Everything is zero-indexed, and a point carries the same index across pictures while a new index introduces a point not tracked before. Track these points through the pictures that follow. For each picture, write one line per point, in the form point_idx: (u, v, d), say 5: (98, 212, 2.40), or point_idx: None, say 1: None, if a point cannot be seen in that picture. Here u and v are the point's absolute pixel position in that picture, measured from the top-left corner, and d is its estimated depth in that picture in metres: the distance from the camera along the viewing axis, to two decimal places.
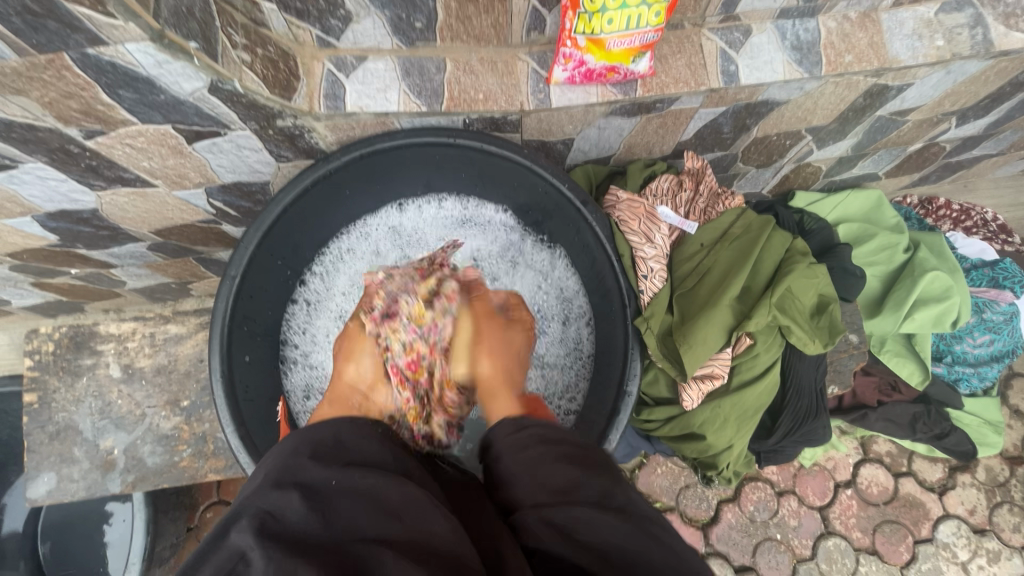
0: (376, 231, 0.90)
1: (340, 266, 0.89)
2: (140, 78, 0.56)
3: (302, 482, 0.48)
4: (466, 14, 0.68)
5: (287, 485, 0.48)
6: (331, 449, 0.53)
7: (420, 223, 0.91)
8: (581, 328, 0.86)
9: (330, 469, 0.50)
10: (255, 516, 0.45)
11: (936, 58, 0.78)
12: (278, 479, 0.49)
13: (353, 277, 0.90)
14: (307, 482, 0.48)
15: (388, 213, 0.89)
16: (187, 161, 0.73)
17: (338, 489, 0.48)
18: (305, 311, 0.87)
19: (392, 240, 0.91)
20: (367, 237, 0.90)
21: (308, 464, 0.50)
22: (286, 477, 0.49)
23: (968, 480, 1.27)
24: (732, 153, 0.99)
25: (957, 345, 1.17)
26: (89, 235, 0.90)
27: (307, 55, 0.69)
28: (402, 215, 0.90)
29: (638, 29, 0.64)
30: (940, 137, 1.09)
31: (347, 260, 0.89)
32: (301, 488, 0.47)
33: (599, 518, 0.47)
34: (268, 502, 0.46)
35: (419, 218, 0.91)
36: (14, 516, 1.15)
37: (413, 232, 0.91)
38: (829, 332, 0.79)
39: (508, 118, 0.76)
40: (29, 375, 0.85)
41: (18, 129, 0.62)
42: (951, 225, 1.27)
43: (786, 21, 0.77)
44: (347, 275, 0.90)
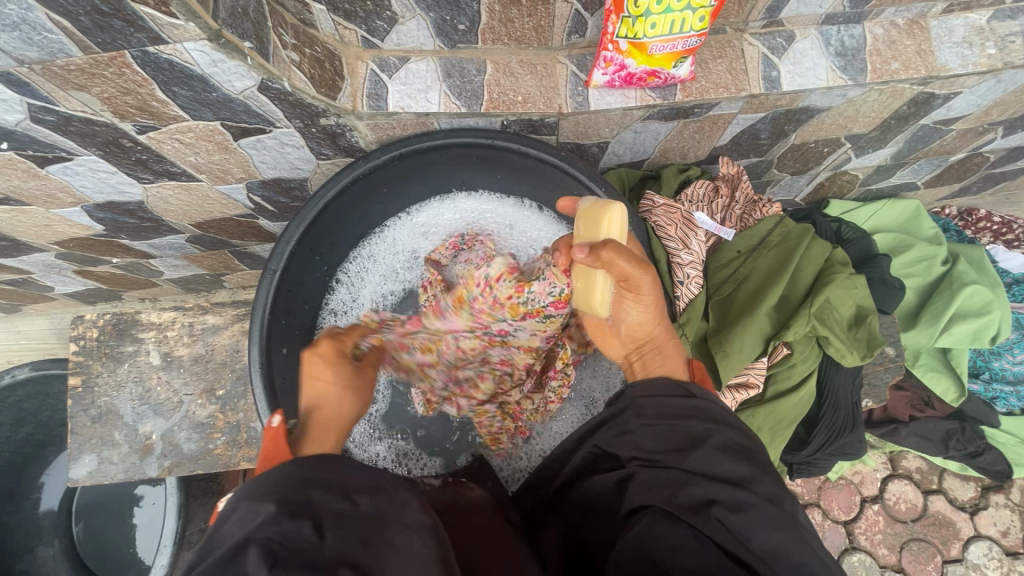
0: (405, 238, 0.91)
1: (372, 271, 0.90)
2: (195, 76, 0.58)
3: (316, 512, 0.39)
4: (510, 16, 0.67)
5: (301, 513, 0.38)
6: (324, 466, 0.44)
7: (443, 220, 0.90)
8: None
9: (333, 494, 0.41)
10: (262, 547, 0.35)
11: (987, 66, 0.76)
12: (290, 503, 0.39)
13: (382, 286, 0.91)
14: (319, 512, 0.39)
15: (421, 216, 0.89)
16: (232, 157, 0.75)
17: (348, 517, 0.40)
18: (336, 316, 0.87)
19: (416, 240, 0.91)
20: (391, 242, 0.90)
21: (314, 488, 0.41)
22: (297, 500, 0.39)
23: (1001, 500, 1.23)
24: (768, 159, 0.98)
25: (995, 362, 1.15)
26: (133, 227, 0.93)
27: (352, 55, 0.70)
28: (433, 215, 0.89)
29: (682, 33, 0.64)
30: (984, 148, 1.07)
31: (372, 268, 0.90)
32: (313, 517, 0.38)
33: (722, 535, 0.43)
34: (281, 525, 0.36)
35: (450, 221, 0.90)
36: (52, 493, 1.20)
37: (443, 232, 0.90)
38: (868, 344, 0.77)
39: (546, 120, 0.76)
40: (74, 359, 0.89)
41: (76, 124, 0.64)
42: (991, 238, 1.23)
43: (831, 27, 0.75)
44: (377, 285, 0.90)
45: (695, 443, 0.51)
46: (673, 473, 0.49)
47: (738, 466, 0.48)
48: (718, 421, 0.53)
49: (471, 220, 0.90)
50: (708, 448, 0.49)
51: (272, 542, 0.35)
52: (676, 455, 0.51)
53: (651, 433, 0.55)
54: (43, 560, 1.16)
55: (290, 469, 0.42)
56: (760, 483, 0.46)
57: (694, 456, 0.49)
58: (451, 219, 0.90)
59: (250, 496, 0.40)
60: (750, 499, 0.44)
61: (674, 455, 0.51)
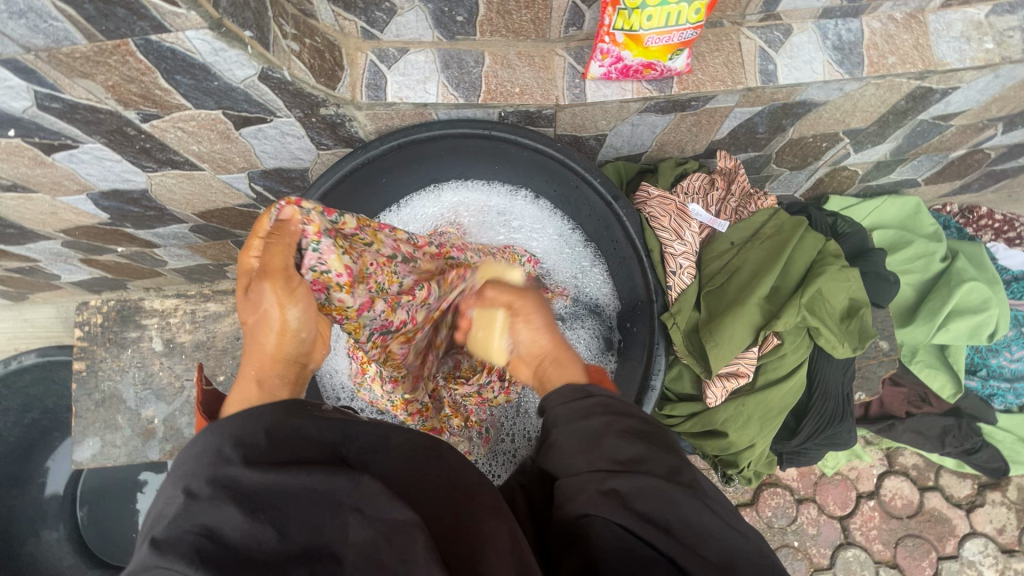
0: None
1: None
2: (197, 65, 0.59)
3: (239, 491, 0.39)
4: (508, 8, 0.68)
5: (222, 494, 0.39)
6: (265, 446, 0.42)
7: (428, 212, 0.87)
8: (610, 350, 0.84)
9: (265, 474, 0.40)
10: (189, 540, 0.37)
11: (984, 61, 0.76)
12: (212, 485, 0.39)
13: None
14: (243, 491, 0.39)
15: (405, 214, 0.87)
16: (233, 146, 0.77)
17: (280, 491, 0.39)
18: None
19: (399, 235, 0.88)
20: None
21: (239, 466, 0.40)
22: (221, 484, 0.40)
23: (998, 498, 1.23)
24: (766, 154, 0.98)
25: (993, 359, 1.15)
26: (137, 215, 0.94)
27: (351, 46, 0.71)
28: (415, 213, 0.87)
29: (678, 26, 0.64)
30: (984, 144, 1.06)
31: None
32: (238, 499, 0.39)
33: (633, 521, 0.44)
34: (205, 517, 0.38)
35: (430, 217, 0.87)
36: (57, 478, 1.22)
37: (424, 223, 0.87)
38: (859, 336, 0.78)
39: (543, 112, 0.77)
40: (79, 344, 0.91)
41: (82, 111, 0.66)
42: (992, 235, 1.23)
43: (828, 21, 0.76)
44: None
45: (600, 442, 0.50)
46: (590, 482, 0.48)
47: (636, 448, 0.49)
48: (611, 414, 0.53)
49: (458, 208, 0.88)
50: (608, 434, 0.50)
51: (201, 536, 0.37)
52: (582, 457, 0.50)
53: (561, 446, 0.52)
54: (48, 543, 1.19)
55: (211, 446, 0.42)
56: (657, 461, 0.48)
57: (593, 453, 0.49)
58: (432, 214, 0.87)
59: (180, 478, 0.41)
60: (650, 484, 0.46)
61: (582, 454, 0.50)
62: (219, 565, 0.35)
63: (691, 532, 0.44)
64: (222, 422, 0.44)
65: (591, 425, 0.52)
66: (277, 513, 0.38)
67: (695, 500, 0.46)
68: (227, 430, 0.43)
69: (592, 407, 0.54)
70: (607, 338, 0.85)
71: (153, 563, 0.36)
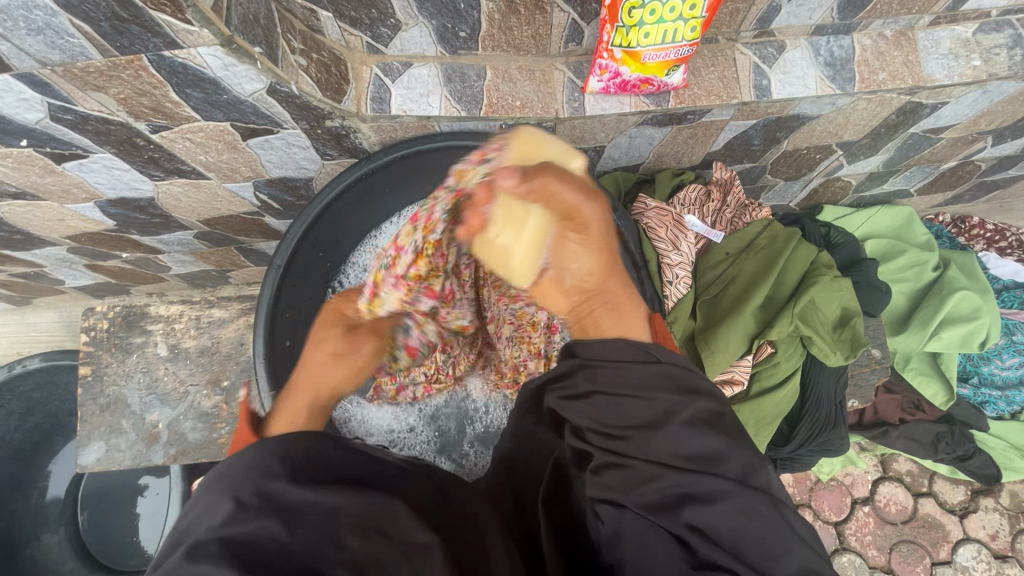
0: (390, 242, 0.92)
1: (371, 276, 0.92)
2: (207, 79, 0.61)
3: (281, 504, 0.44)
4: (509, 24, 0.70)
5: (266, 507, 0.44)
6: (308, 467, 0.48)
7: None
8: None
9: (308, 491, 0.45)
10: (228, 545, 0.40)
11: (972, 77, 0.78)
12: (258, 497, 0.44)
13: None
14: (285, 505, 0.44)
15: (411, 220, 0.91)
16: (240, 156, 0.78)
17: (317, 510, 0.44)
18: None
19: None
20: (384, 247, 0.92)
21: (284, 482, 0.46)
22: (263, 496, 0.45)
23: (991, 504, 1.25)
24: (761, 165, 1.00)
25: (984, 367, 1.16)
26: (143, 222, 0.96)
27: (357, 60, 0.73)
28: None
29: (673, 43, 0.66)
30: (975, 156, 1.09)
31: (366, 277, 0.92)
32: (280, 512, 0.43)
33: (704, 539, 0.48)
34: (246, 526, 0.42)
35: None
36: (59, 482, 1.24)
37: None
38: (852, 345, 0.80)
39: (543, 125, 0.79)
40: (84, 349, 0.92)
41: (93, 123, 0.67)
42: (984, 245, 1.25)
43: (820, 38, 0.78)
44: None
45: (664, 424, 0.54)
46: (666, 486, 0.51)
47: (709, 441, 0.52)
48: (683, 396, 0.56)
49: None
50: (676, 427, 0.53)
51: (238, 542, 0.41)
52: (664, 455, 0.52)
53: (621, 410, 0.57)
54: (49, 546, 1.19)
55: (261, 462, 0.47)
56: (735, 463, 0.51)
57: (659, 440, 0.53)
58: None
59: (225, 490, 0.46)
60: (719, 486, 0.50)
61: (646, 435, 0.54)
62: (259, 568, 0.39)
63: (767, 546, 0.47)
64: (272, 441, 0.50)
65: (654, 401, 0.56)
66: (310, 525, 0.43)
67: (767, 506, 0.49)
68: (272, 450, 0.49)
69: (658, 381, 0.57)
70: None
71: (191, 566, 0.39)
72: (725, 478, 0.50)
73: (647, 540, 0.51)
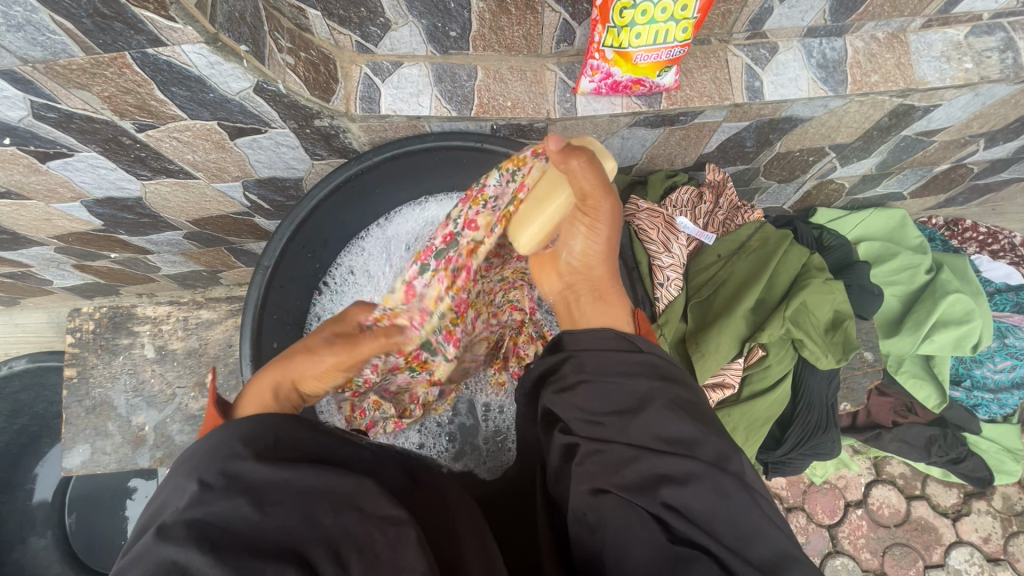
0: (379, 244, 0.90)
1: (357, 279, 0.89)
2: (192, 77, 0.60)
3: (246, 484, 0.43)
4: (500, 24, 0.69)
5: (232, 488, 0.43)
6: (272, 449, 0.47)
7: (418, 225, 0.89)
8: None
9: (275, 467, 0.44)
10: (194, 527, 0.39)
11: (964, 80, 0.78)
12: (223, 471, 0.44)
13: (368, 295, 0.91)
14: (250, 485, 0.43)
15: (396, 223, 0.90)
16: (228, 156, 0.77)
17: (286, 489, 0.43)
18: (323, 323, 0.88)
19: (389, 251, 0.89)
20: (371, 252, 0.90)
21: (246, 457, 0.45)
22: (228, 469, 0.44)
23: (983, 507, 1.25)
24: (754, 167, 1.00)
25: (977, 369, 1.16)
26: (131, 222, 0.95)
27: (346, 59, 0.73)
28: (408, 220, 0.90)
29: (665, 44, 0.66)
30: (967, 159, 1.09)
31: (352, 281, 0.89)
32: (246, 493, 0.42)
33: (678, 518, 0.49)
34: (212, 509, 0.41)
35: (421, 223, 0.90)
36: (45, 485, 1.21)
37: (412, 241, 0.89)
38: (843, 348, 0.80)
39: (535, 125, 0.79)
40: (70, 351, 0.91)
41: (77, 121, 0.66)
42: (976, 248, 1.25)
43: (813, 40, 0.77)
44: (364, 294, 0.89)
45: (642, 405, 0.54)
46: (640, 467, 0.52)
47: (688, 424, 0.53)
48: (662, 375, 0.56)
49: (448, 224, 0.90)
50: (655, 409, 0.54)
51: (204, 523, 0.40)
52: (632, 423, 0.54)
53: (599, 392, 0.56)
54: (35, 550, 1.17)
55: (223, 440, 0.47)
56: (709, 447, 0.52)
57: (638, 424, 0.54)
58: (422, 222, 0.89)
59: (190, 473, 0.44)
60: (697, 467, 0.51)
61: (624, 416, 0.54)
62: (227, 553, 0.38)
63: (739, 527, 0.49)
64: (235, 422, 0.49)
65: (637, 385, 0.56)
66: (275, 500, 0.42)
67: (737, 484, 0.51)
68: (234, 427, 0.49)
69: (640, 364, 0.57)
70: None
71: (161, 549, 0.38)
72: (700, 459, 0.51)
73: (627, 539, 0.49)
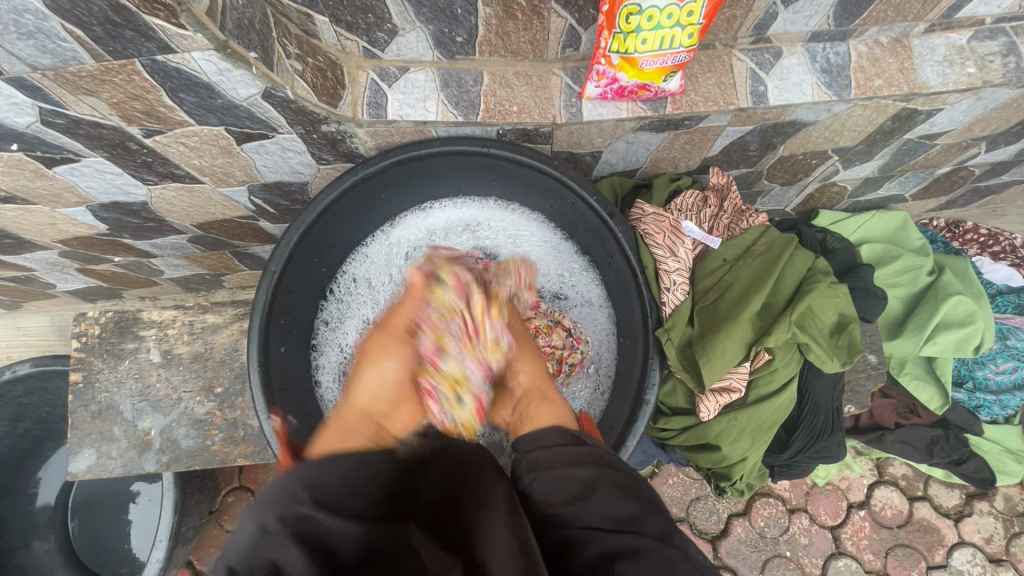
0: (385, 249, 0.92)
1: (363, 285, 0.91)
2: (201, 84, 0.61)
3: (307, 531, 0.45)
4: (506, 30, 0.70)
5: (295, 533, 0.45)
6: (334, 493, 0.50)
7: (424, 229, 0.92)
8: (600, 390, 0.86)
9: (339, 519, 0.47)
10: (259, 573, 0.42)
11: (967, 85, 0.79)
12: (285, 517, 0.46)
13: (374, 299, 0.92)
14: (311, 532, 0.45)
15: (399, 230, 0.91)
16: (235, 161, 0.78)
17: (341, 541, 0.45)
18: (329, 327, 0.88)
19: (396, 256, 0.92)
20: (377, 256, 0.91)
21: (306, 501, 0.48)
22: (290, 514, 0.46)
23: (986, 508, 1.25)
24: (757, 170, 1.00)
25: (979, 371, 1.16)
26: (136, 226, 0.95)
27: (353, 65, 0.73)
28: (410, 228, 0.92)
29: (671, 49, 0.66)
30: (969, 162, 1.09)
31: (359, 285, 0.91)
32: (306, 540, 0.44)
33: None
34: (275, 554, 0.43)
35: (428, 230, 0.92)
36: (49, 489, 1.22)
37: (416, 245, 0.93)
38: (848, 351, 0.80)
39: (540, 130, 0.79)
40: (75, 356, 0.91)
41: (85, 127, 0.66)
42: (977, 249, 1.25)
43: (817, 45, 0.78)
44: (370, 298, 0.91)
45: (587, 492, 0.55)
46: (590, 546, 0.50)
47: (630, 505, 0.54)
48: (603, 466, 0.58)
49: (452, 228, 0.93)
50: (601, 492, 0.55)
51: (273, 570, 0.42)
52: (575, 507, 0.54)
53: (545, 484, 0.58)
54: (39, 554, 1.17)
55: (287, 486, 0.49)
56: (651, 523, 0.52)
57: (586, 509, 0.54)
58: (427, 229, 0.92)
59: (252, 515, 0.47)
60: (644, 543, 0.50)
61: (569, 505, 0.55)
62: None
63: None
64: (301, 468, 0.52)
65: (581, 473, 0.57)
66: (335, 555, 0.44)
67: (684, 557, 0.49)
68: (300, 474, 0.51)
69: (585, 456, 0.60)
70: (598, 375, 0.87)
71: None
72: (654, 538, 0.50)
73: None
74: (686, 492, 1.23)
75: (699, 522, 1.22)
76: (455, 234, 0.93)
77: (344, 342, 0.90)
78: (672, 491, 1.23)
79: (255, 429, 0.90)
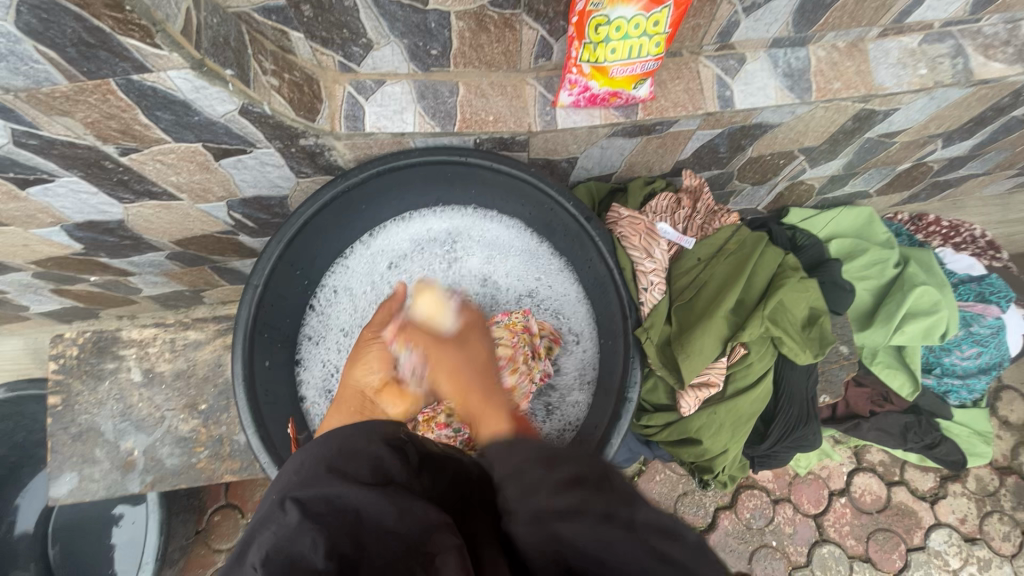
0: (366, 259, 0.92)
1: (344, 297, 0.91)
2: (178, 102, 0.61)
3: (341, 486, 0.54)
4: (480, 42, 0.72)
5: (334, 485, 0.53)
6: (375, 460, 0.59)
7: (404, 237, 0.93)
8: (581, 381, 0.88)
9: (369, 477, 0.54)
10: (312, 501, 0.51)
11: (919, 85, 0.83)
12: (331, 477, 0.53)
13: (353, 311, 0.92)
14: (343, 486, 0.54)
15: (379, 240, 0.92)
16: (213, 177, 0.78)
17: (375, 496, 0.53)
18: (312, 339, 0.88)
19: (380, 266, 0.93)
20: (358, 267, 0.92)
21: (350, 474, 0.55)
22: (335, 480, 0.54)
23: (959, 489, 1.30)
24: (729, 171, 1.03)
25: (946, 358, 1.20)
26: (113, 245, 0.94)
27: (329, 78, 0.74)
28: (390, 237, 0.92)
29: (639, 58, 0.68)
30: (928, 158, 1.14)
31: (340, 296, 0.91)
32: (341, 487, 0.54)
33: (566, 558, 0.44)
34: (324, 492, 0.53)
35: (407, 238, 0.93)
36: (27, 516, 1.19)
37: (400, 253, 0.94)
38: (820, 343, 0.83)
39: (516, 138, 0.81)
40: (53, 378, 0.89)
41: (59, 147, 0.66)
42: (940, 241, 1.31)
43: (778, 50, 0.81)
44: (352, 309, 0.92)
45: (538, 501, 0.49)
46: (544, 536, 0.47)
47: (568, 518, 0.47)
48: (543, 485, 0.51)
49: (434, 237, 0.94)
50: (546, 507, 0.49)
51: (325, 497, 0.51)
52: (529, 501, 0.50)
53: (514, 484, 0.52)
54: None
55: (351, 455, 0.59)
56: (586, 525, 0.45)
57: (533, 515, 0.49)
58: (408, 237, 0.93)
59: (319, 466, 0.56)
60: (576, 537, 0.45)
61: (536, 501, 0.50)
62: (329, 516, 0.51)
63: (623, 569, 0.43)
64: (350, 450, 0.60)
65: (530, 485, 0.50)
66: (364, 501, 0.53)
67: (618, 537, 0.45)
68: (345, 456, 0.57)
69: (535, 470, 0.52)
70: (579, 368, 0.89)
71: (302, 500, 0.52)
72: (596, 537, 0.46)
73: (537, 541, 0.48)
74: (673, 488, 1.26)
75: (687, 517, 1.24)
76: (435, 238, 0.94)
77: (328, 354, 0.89)
78: (659, 487, 1.25)
79: (241, 445, 0.90)
